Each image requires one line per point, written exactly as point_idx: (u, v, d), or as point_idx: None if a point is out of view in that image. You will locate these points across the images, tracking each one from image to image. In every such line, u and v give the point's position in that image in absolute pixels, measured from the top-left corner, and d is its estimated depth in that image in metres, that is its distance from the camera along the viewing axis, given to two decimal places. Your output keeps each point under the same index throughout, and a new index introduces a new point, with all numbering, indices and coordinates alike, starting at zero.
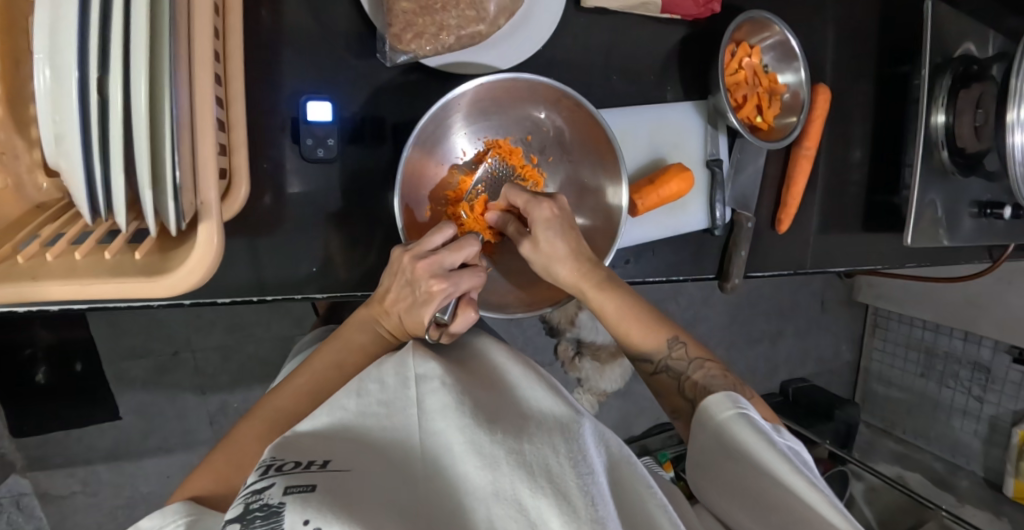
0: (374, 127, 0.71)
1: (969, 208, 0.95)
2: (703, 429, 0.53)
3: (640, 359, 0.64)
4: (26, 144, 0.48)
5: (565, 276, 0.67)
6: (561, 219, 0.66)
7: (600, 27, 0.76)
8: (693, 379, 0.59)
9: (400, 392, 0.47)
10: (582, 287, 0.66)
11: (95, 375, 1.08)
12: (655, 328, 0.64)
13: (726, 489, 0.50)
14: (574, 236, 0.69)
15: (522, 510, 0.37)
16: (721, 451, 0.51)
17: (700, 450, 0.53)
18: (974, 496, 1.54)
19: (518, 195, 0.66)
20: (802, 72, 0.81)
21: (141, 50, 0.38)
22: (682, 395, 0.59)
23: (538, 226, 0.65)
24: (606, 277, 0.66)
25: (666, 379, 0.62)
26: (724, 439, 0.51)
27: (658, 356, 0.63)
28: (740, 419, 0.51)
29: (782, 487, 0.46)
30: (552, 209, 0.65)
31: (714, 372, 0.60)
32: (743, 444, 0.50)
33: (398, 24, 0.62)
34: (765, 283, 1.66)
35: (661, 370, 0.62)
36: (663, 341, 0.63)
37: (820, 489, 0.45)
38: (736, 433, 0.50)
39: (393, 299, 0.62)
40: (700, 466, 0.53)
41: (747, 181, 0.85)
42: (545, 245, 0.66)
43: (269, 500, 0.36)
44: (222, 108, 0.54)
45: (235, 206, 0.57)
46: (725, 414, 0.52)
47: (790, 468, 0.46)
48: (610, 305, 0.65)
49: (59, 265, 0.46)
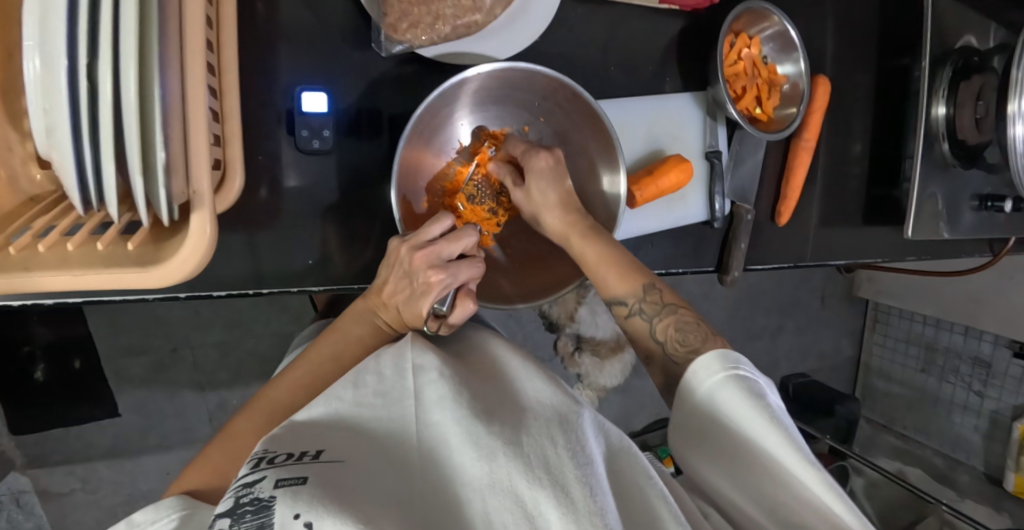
0: (370, 118, 0.70)
1: (970, 201, 0.94)
2: (692, 393, 0.51)
3: (614, 303, 0.65)
4: (19, 137, 0.47)
5: (552, 224, 0.69)
6: (557, 169, 0.68)
7: (598, 18, 0.76)
8: (665, 322, 0.60)
9: (397, 383, 0.47)
10: (568, 236, 0.68)
11: (93, 373, 1.08)
12: (642, 295, 0.63)
13: (716, 456, 0.49)
14: (562, 211, 0.68)
15: (519, 503, 0.37)
16: (711, 419, 0.49)
17: (688, 415, 0.51)
18: (974, 490, 1.55)
19: (518, 145, 0.70)
20: (802, 62, 0.80)
21: (130, 38, 0.37)
22: (656, 338, 0.60)
23: (532, 174, 0.68)
24: (592, 228, 0.68)
25: (641, 323, 0.62)
26: (716, 404, 0.49)
27: (634, 302, 0.63)
28: (731, 383, 0.49)
29: (773, 455, 0.45)
30: (550, 158, 0.67)
31: (686, 318, 0.60)
32: (733, 412, 0.48)
33: (394, 13, 0.63)
34: (765, 278, 1.65)
35: (635, 314, 0.63)
36: (651, 312, 0.62)
37: (810, 460, 0.44)
38: (726, 397, 0.49)
39: (390, 291, 0.62)
40: (686, 429, 0.52)
41: (747, 173, 0.84)
42: (538, 194, 0.69)
43: (261, 493, 0.35)
44: (216, 97, 0.54)
45: (230, 196, 0.56)
46: (715, 377, 0.50)
47: (782, 438, 0.45)
48: (591, 250, 0.67)
49: (52, 256, 0.45)
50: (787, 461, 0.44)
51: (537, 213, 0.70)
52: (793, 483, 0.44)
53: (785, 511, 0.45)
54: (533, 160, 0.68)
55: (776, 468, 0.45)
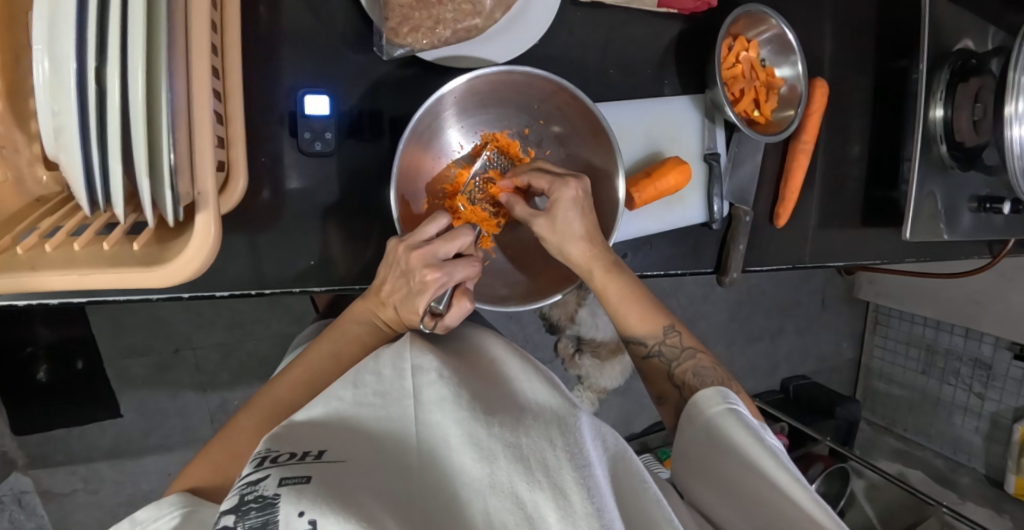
0: (372, 121, 0.71)
1: (969, 203, 0.94)
2: (695, 424, 0.56)
3: (632, 341, 0.68)
4: (26, 139, 0.48)
5: (575, 255, 0.67)
6: (583, 201, 0.66)
7: (597, 22, 0.77)
8: (684, 366, 0.64)
9: (397, 383, 0.47)
10: (591, 269, 0.67)
11: (95, 374, 1.09)
12: (662, 337, 0.66)
13: (717, 483, 0.52)
14: (587, 242, 0.66)
15: (519, 505, 0.37)
16: (711, 445, 0.53)
17: (690, 444, 0.56)
18: (975, 492, 1.55)
19: (543, 177, 0.66)
20: (800, 65, 0.81)
21: (139, 45, 0.38)
22: (672, 380, 0.63)
23: (559, 205, 0.65)
24: (615, 261, 0.68)
25: (659, 363, 0.65)
26: (714, 434, 0.53)
27: (654, 343, 0.66)
28: (729, 415, 0.54)
29: (764, 474, 0.48)
30: (579, 190, 0.65)
31: (704, 363, 0.64)
32: (731, 439, 0.52)
33: (395, 18, 0.63)
34: (764, 280, 1.66)
35: (654, 354, 0.66)
36: (670, 354, 0.65)
37: (799, 481, 0.47)
38: (723, 425, 0.53)
39: (389, 290, 0.63)
40: (688, 457, 0.56)
41: (745, 175, 0.85)
42: (562, 222, 0.66)
43: (265, 491, 0.36)
44: (220, 101, 0.55)
45: (233, 198, 0.57)
46: (715, 409, 0.55)
47: (774, 462, 0.48)
48: (614, 288, 0.67)
49: (58, 256, 0.46)
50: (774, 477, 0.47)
51: (559, 244, 0.67)
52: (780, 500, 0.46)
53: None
54: (563, 190, 0.64)
55: (769, 489, 0.47)
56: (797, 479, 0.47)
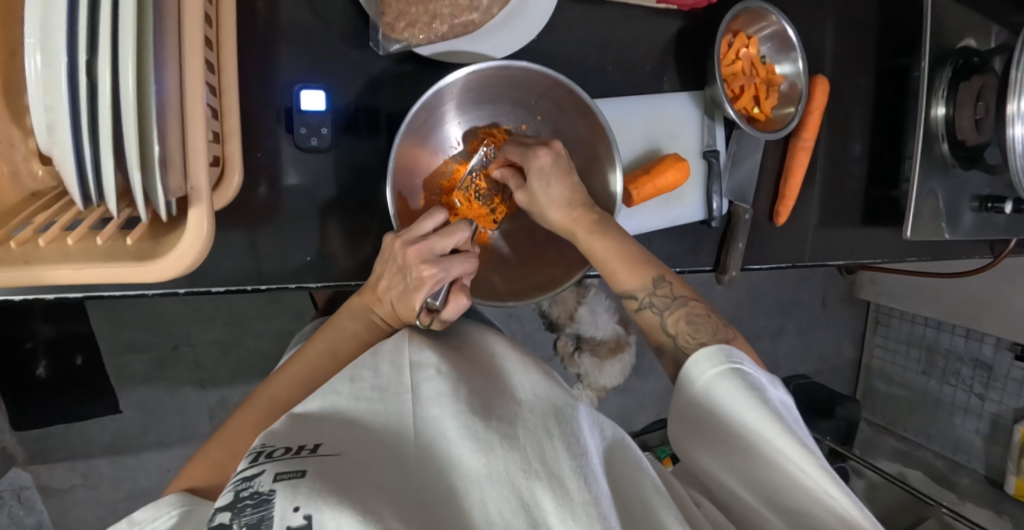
0: (367, 117, 0.71)
1: (970, 202, 0.94)
2: (691, 389, 0.50)
3: (624, 296, 0.63)
4: (21, 133, 0.47)
5: (558, 220, 0.68)
6: (558, 165, 0.68)
7: (596, 19, 0.76)
8: (676, 315, 0.58)
9: (394, 379, 0.47)
10: (575, 233, 0.67)
11: (94, 370, 1.09)
12: (652, 288, 0.61)
13: (718, 447, 0.48)
14: (566, 207, 0.67)
15: (516, 493, 0.37)
16: (711, 413, 0.48)
17: (687, 407, 0.50)
18: (976, 493, 1.54)
19: (514, 149, 0.68)
20: (800, 62, 0.80)
21: (130, 39, 0.37)
22: (666, 331, 0.58)
23: (534, 172, 0.67)
24: (600, 220, 0.67)
25: (652, 315, 0.60)
26: (711, 401, 0.48)
27: (644, 296, 0.61)
28: (729, 375, 0.48)
29: (772, 446, 0.44)
30: (550, 156, 0.67)
31: (697, 310, 0.58)
32: (729, 405, 0.47)
33: (391, 13, 0.63)
34: (764, 279, 1.65)
35: (646, 307, 0.60)
36: (661, 304, 0.59)
37: (806, 448, 0.44)
38: (721, 390, 0.48)
39: (385, 286, 0.63)
40: (684, 418, 0.51)
41: (745, 173, 0.85)
42: (541, 191, 0.68)
43: (260, 487, 0.35)
44: (215, 95, 0.54)
45: (228, 192, 0.57)
46: (711, 371, 0.49)
47: (777, 426, 0.44)
48: (598, 245, 0.65)
49: (52, 250, 0.46)
50: (781, 449, 0.44)
51: (542, 211, 0.69)
52: (794, 475, 0.43)
53: (783, 499, 0.44)
54: (534, 159, 0.67)
55: (776, 457, 0.44)
56: (803, 444, 0.44)
